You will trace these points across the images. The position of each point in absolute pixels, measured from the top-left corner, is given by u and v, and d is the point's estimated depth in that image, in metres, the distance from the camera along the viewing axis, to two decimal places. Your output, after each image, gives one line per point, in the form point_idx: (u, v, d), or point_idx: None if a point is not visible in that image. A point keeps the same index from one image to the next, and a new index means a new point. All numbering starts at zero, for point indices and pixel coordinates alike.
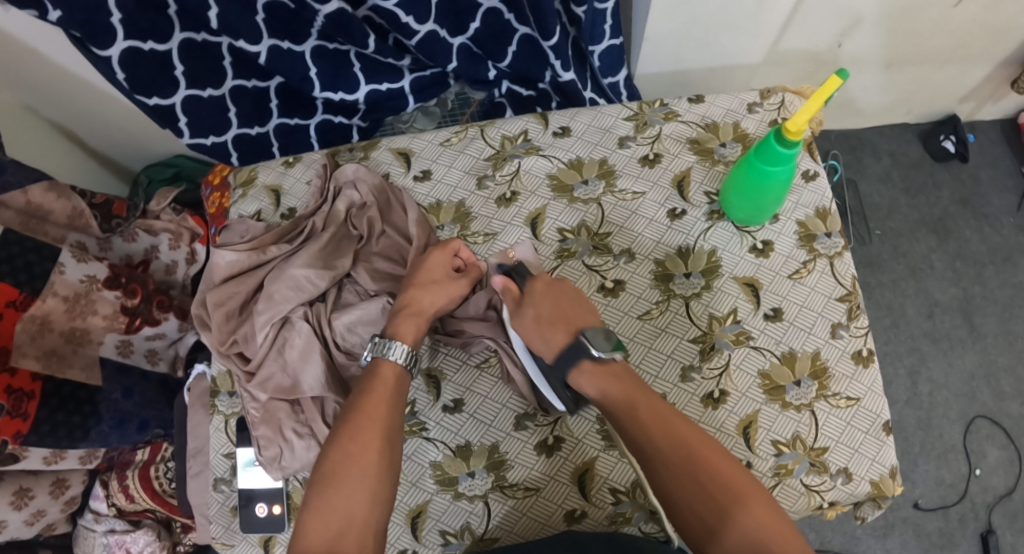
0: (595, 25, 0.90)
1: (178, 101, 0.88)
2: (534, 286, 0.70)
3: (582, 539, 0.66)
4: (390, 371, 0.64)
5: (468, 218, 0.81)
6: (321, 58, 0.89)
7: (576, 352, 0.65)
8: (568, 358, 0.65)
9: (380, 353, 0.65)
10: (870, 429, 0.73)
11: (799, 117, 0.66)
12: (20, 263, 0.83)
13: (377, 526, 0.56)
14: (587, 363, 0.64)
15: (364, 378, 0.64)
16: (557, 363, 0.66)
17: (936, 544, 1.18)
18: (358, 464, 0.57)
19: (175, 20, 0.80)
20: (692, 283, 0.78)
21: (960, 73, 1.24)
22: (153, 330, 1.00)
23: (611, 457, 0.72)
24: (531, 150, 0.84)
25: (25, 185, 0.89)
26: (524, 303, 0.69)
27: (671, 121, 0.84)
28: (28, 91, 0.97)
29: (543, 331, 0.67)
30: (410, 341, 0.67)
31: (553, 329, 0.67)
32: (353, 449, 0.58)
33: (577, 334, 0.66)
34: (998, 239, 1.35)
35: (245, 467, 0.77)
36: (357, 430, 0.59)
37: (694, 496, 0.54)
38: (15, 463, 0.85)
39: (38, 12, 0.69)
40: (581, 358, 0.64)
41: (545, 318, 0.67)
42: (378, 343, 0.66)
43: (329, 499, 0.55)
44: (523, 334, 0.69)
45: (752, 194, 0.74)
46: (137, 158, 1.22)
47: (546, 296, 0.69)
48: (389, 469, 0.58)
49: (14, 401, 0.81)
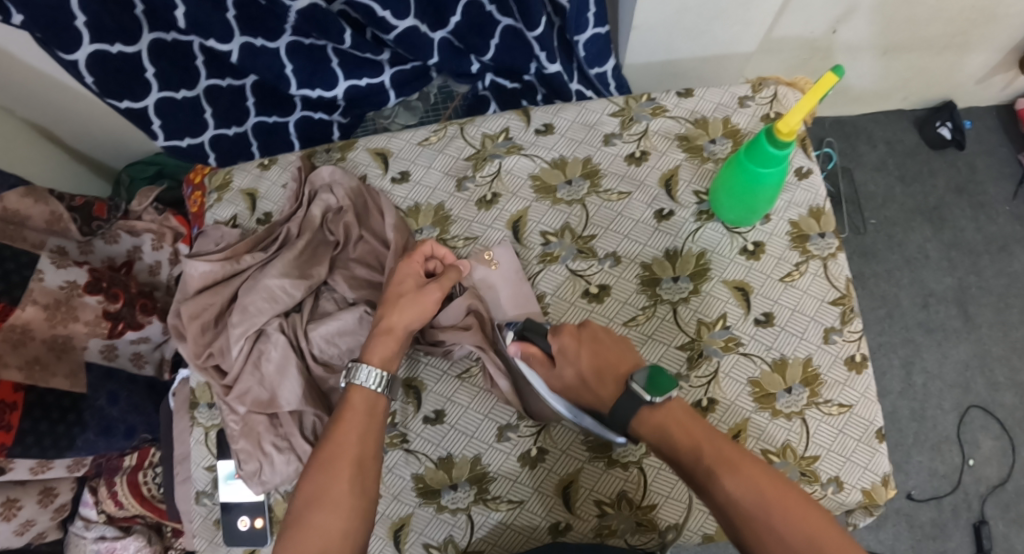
0: (579, 14, 0.87)
1: (150, 103, 0.85)
2: (564, 338, 0.65)
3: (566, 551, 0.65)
4: (363, 398, 0.62)
5: (447, 221, 0.78)
6: (297, 55, 0.85)
7: (632, 401, 0.60)
8: (625, 409, 0.60)
9: (350, 379, 0.63)
10: (862, 437, 0.72)
11: (791, 118, 0.62)
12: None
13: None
14: (644, 410, 0.59)
15: (340, 404, 0.62)
16: (614, 415, 0.61)
17: (929, 535, 1.17)
18: (330, 496, 0.55)
19: (143, 19, 0.77)
20: (680, 287, 0.75)
21: (959, 59, 1.20)
22: (137, 334, 0.97)
23: (596, 468, 0.71)
24: (513, 149, 0.80)
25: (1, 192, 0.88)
26: (559, 364, 0.65)
27: (658, 116, 0.81)
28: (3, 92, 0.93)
29: (592, 383, 0.63)
30: (378, 362, 0.64)
31: (601, 379, 0.63)
32: (325, 481, 0.56)
33: (627, 380, 0.61)
34: (994, 227, 1.32)
35: (227, 480, 0.76)
36: (330, 461, 0.57)
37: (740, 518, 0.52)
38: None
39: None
40: (640, 406, 0.59)
41: (589, 370, 0.63)
42: (349, 369, 0.63)
43: (303, 529, 0.54)
44: (568, 389, 0.65)
45: (743, 196, 0.71)
46: (117, 157, 1.19)
47: (586, 344, 0.64)
48: (364, 498, 0.57)
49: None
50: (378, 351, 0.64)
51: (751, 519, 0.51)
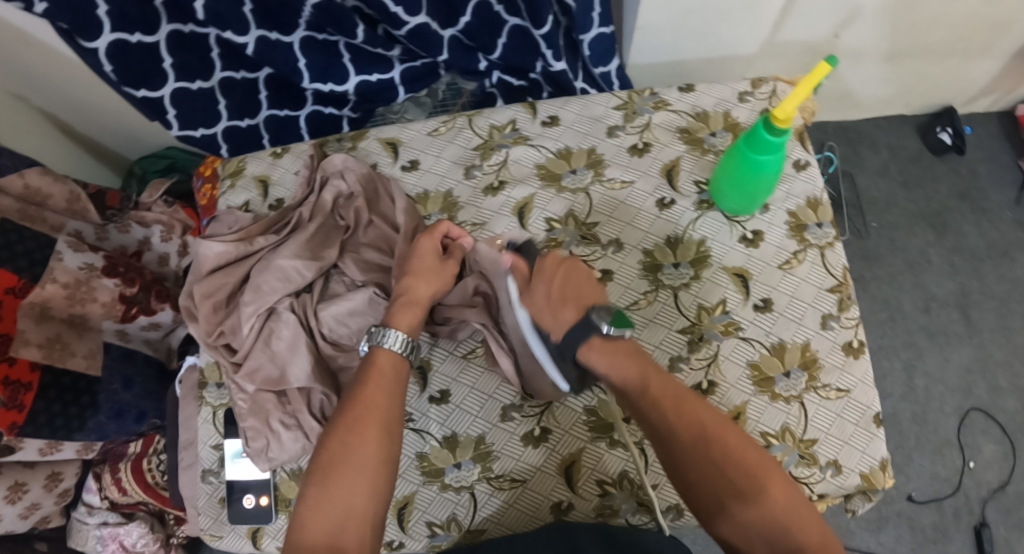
0: (586, 14, 0.90)
1: (166, 93, 0.88)
2: (545, 263, 0.67)
3: (569, 528, 0.66)
4: (387, 360, 0.64)
5: (455, 207, 0.81)
6: (310, 50, 0.89)
7: (587, 329, 0.63)
8: (579, 335, 0.63)
9: (376, 342, 0.65)
10: (860, 421, 0.73)
11: (787, 105, 0.65)
12: (19, 250, 0.84)
13: (375, 514, 0.56)
14: (597, 340, 0.62)
15: (363, 365, 0.64)
16: (566, 341, 0.64)
17: (930, 538, 1.18)
18: (358, 454, 0.57)
19: (162, 11, 0.79)
20: (681, 273, 0.77)
21: (960, 66, 1.24)
22: (149, 320, 0.99)
23: (598, 449, 0.72)
24: (519, 140, 0.83)
25: (22, 168, 0.90)
26: (534, 280, 0.67)
27: (660, 110, 0.83)
28: (22, 82, 0.96)
29: (553, 308, 0.65)
30: (405, 330, 0.66)
31: (563, 306, 0.65)
32: (352, 439, 0.58)
33: (588, 311, 0.64)
34: (995, 234, 1.34)
35: (233, 459, 0.77)
36: (355, 421, 0.59)
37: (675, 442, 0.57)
38: (12, 455, 0.85)
39: (24, 4, 0.71)
40: (592, 335, 0.62)
41: (556, 295, 0.65)
42: (374, 333, 0.65)
43: (331, 489, 0.55)
44: (532, 311, 0.66)
45: (741, 184, 0.73)
46: (130, 151, 1.21)
47: (557, 273, 0.66)
48: (389, 459, 0.58)
49: (11, 393, 0.81)
50: (403, 321, 0.67)
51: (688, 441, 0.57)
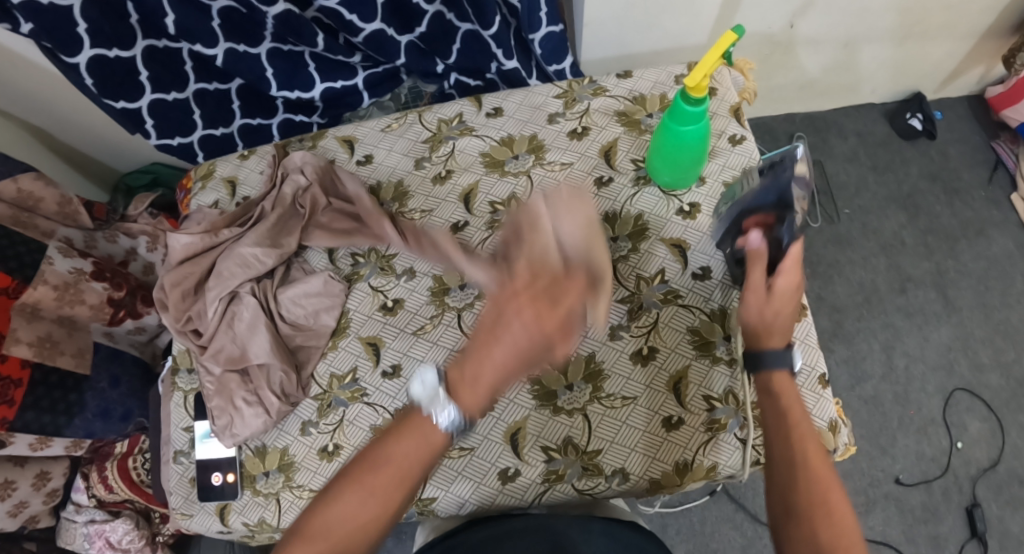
0: (533, 13, 0.96)
1: (144, 104, 1.01)
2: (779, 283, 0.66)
3: (515, 522, 0.66)
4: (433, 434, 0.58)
5: (406, 196, 0.85)
6: (276, 59, 1.00)
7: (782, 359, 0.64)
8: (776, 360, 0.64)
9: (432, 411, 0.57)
10: (807, 382, 0.77)
11: (696, 75, 0.69)
12: (11, 254, 0.93)
13: None
14: (780, 375, 0.64)
15: (405, 413, 0.60)
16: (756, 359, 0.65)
17: (919, 519, 1.15)
18: (361, 509, 0.54)
19: (137, 28, 0.92)
20: (619, 246, 0.80)
21: (922, 49, 1.26)
22: (135, 323, 1.09)
23: (543, 416, 0.74)
24: (465, 131, 0.88)
25: (16, 174, 1.01)
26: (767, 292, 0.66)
27: (599, 96, 0.88)
28: (10, 100, 1.12)
29: (763, 322, 0.66)
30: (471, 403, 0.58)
31: (772, 321, 0.66)
32: (362, 498, 0.55)
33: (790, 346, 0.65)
34: (970, 213, 1.34)
35: (203, 439, 0.82)
36: (369, 474, 0.56)
37: (800, 489, 0.54)
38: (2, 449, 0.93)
39: (12, 25, 0.83)
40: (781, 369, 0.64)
41: (769, 312, 0.66)
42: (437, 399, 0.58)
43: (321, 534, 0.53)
44: (745, 314, 0.68)
45: (671, 156, 0.76)
46: (118, 164, 1.37)
47: (782, 297, 0.66)
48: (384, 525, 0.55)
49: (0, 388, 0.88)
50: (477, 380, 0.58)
51: (810, 495, 0.53)
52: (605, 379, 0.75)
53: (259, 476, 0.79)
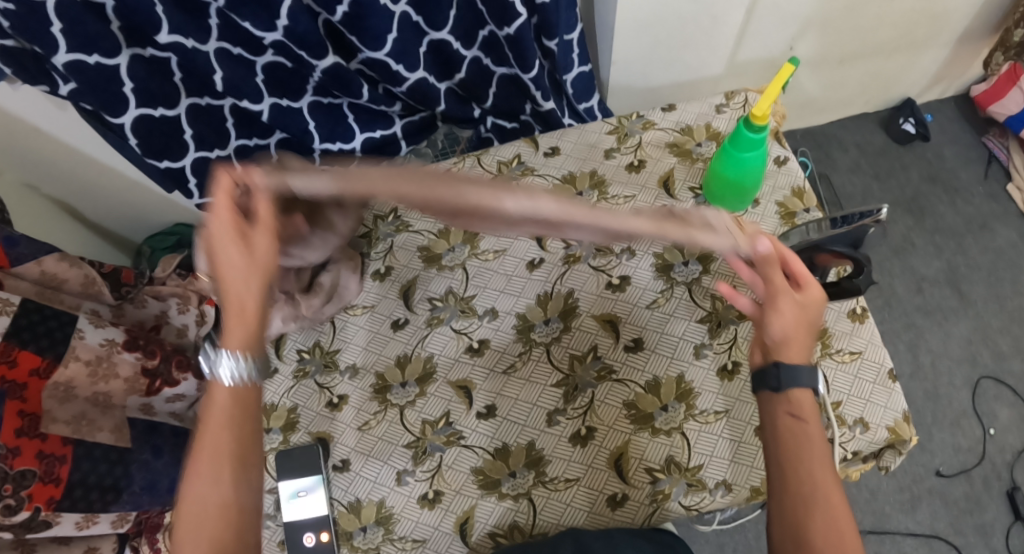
0: (567, 55, 1.01)
1: (187, 163, 1.02)
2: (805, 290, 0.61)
3: (582, 536, 0.68)
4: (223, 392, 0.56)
5: (477, 238, 0.90)
6: (317, 112, 1.02)
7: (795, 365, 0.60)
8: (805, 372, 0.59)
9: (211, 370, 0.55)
10: (877, 378, 0.79)
11: (762, 105, 0.75)
12: (40, 330, 0.89)
13: (246, 502, 0.55)
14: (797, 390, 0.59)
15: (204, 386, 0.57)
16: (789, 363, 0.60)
17: (964, 509, 1.20)
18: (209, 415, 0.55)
19: (181, 87, 0.93)
20: (690, 269, 0.85)
21: (909, 58, 1.36)
22: (172, 391, 1.05)
23: (643, 439, 0.76)
24: (527, 172, 0.92)
25: (40, 255, 0.98)
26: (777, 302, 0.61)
27: (649, 130, 0.93)
28: (27, 169, 1.12)
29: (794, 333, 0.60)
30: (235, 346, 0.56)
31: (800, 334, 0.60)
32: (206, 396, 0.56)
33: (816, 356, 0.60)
34: (971, 208, 1.44)
35: (290, 499, 0.75)
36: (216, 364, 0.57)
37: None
38: (48, 531, 0.84)
39: (49, 87, 0.85)
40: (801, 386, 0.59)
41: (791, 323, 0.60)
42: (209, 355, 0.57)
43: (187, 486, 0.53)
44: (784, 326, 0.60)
45: (733, 181, 0.81)
46: (139, 231, 1.36)
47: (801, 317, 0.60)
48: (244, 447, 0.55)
49: (46, 467, 0.85)
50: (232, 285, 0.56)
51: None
52: (697, 396, 0.78)
53: (355, 533, 0.76)
